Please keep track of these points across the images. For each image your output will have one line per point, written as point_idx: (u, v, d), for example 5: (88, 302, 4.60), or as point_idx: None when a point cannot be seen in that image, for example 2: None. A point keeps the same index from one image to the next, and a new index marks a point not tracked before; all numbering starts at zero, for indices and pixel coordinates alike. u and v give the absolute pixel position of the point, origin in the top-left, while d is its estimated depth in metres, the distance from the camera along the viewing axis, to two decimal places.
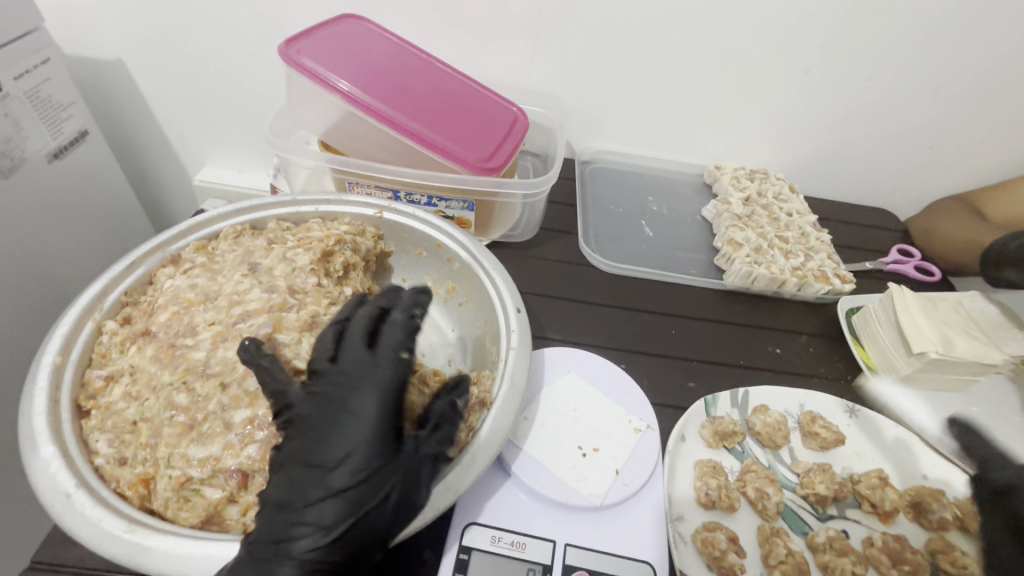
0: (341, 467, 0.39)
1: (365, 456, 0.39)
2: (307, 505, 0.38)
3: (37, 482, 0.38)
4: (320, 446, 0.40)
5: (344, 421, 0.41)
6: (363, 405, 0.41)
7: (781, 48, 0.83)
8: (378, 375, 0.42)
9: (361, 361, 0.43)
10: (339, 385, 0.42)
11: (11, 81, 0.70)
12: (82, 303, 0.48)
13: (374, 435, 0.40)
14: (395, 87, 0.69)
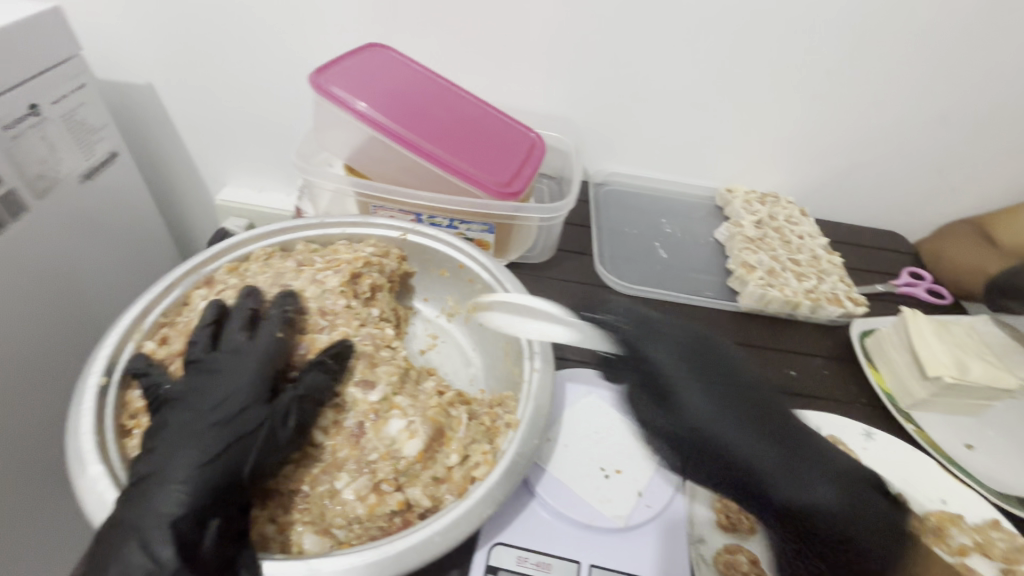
0: (187, 462, 0.40)
1: (213, 453, 0.40)
2: (158, 501, 0.38)
3: (86, 500, 0.39)
4: (182, 441, 0.41)
5: (211, 419, 0.42)
6: (218, 405, 0.43)
7: (790, 76, 0.85)
8: (230, 380, 0.44)
9: (232, 366, 0.45)
10: (191, 387, 0.44)
11: (50, 106, 0.73)
12: (123, 324, 0.49)
13: (230, 435, 0.41)
14: (419, 114, 0.71)
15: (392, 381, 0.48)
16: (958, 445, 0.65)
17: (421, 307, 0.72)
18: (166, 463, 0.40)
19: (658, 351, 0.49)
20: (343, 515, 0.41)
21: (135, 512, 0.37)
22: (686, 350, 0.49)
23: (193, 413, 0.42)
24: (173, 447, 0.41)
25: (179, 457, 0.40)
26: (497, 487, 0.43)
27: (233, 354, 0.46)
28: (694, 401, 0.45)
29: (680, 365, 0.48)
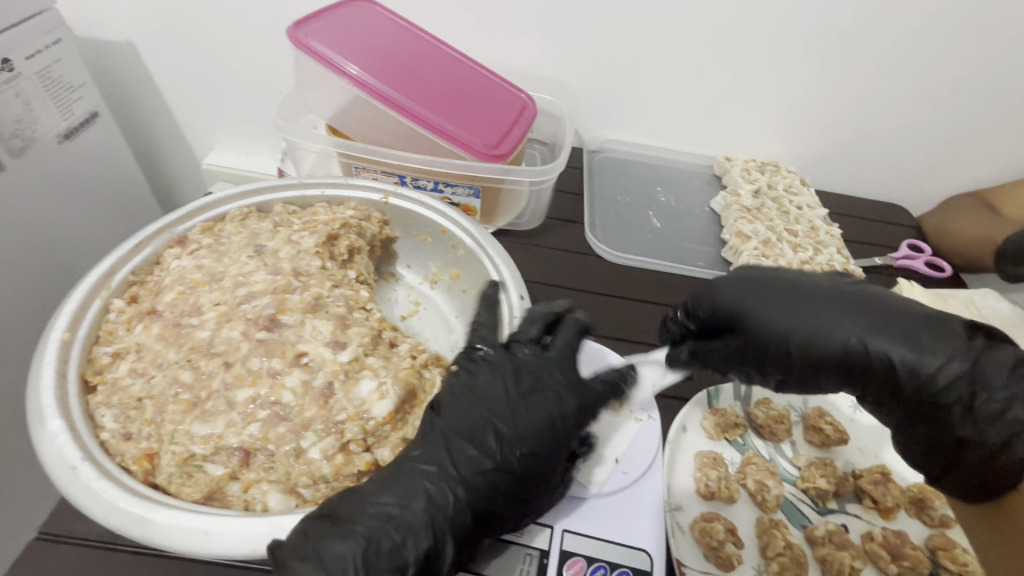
0: (477, 487, 0.42)
1: (523, 486, 0.43)
2: (405, 518, 0.39)
3: (45, 454, 0.38)
4: (482, 464, 0.43)
5: (520, 449, 0.44)
6: (546, 435, 0.45)
7: (797, 38, 0.81)
8: (537, 409, 0.46)
9: (532, 391, 0.46)
10: (483, 408, 0.45)
11: (23, 60, 0.70)
12: (90, 281, 0.48)
13: (532, 472, 0.44)
14: (403, 71, 0.68)
15: (364, 342, 0.47)
16: None
17: (404, 274, 0.70)
18: (452, 476, 0.42)
19: (735, 304, 0.49)
20: (309, 475, 0.41)
21: (421, 524, 0.39)
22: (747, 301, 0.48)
23: (504, 432, 0.44)
24: (468, 467, 0.42)
25: (470, 478, 0.42)
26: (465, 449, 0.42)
27: (548, 383, 0.47)
28: (765, 321, 0.46)
29: (751, 300, 0.48)
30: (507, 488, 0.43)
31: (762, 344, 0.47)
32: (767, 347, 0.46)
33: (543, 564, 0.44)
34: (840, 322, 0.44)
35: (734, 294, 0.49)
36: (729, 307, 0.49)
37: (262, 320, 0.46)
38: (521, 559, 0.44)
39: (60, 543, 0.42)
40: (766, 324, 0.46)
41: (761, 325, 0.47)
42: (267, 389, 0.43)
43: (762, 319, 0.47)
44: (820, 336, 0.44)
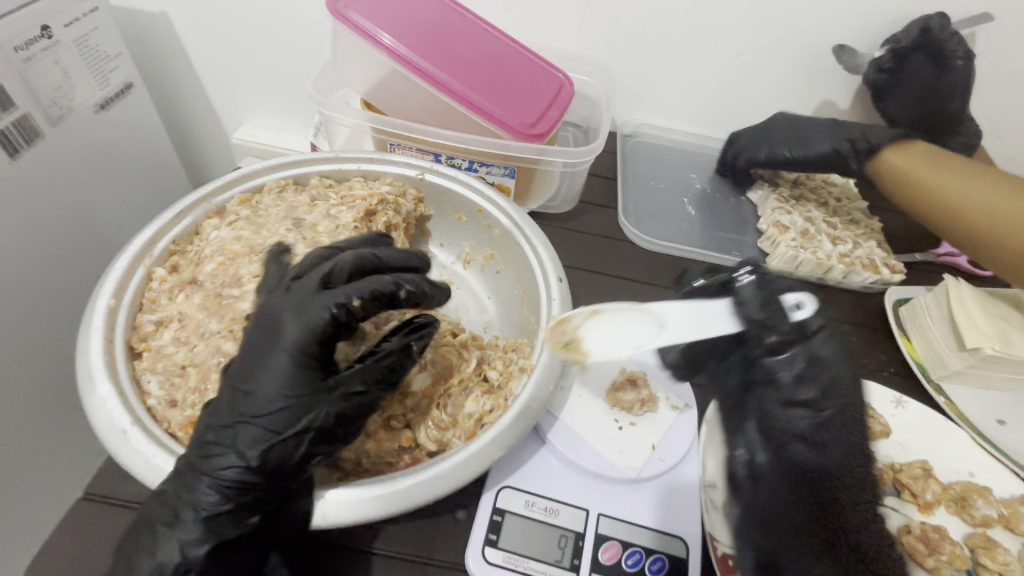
0: (225, 456, 0.37)
1: (274, 439, 0.37)
2: (175, 502, 0.37)
3: (95, 417, 0.38)
4: (235, 425, 0.38)
5: (259, 405, 0.38)
6: (273, 381, 0.38)
7: (848, 24, 0.77)
8: (264, 361, 0.39)
9: (270, 339, 0.39)
10: (249, 365, 0.39)
11: (62, 28, 0.69)
12: (134, 248, 0.49)
13: (280, 419, 0.38)
14: (440, 41, 0.66)
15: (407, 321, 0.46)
16: (990, 420, 0.61)
17: (437, 252, 0.70)
18: (199, 452, 0.38)
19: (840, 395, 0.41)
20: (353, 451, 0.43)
21: (176, 501, 0.37)
22: (838, 412, 0.40)
23: (246, 389, 0.39)
24: (226, 427, 0.38)
25: (220, 447, 0.38)
26: (508, 430, 0.43)
27: (280, 327, 0.39)
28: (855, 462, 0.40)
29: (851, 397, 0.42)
30: (262, 442, 0.37)
31: (853, 480, 0.39)
32: (849, 468, 0.39)
33: (577, 546, 0.44)
34: (839, 440, 0.40)
35: (850, 409, 0.41)
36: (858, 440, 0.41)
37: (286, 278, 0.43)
38: (555, 539, 0.44)
39: (107, 504, 0.43)
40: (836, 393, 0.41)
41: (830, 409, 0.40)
42: None
43: (846, 448, 0.40)
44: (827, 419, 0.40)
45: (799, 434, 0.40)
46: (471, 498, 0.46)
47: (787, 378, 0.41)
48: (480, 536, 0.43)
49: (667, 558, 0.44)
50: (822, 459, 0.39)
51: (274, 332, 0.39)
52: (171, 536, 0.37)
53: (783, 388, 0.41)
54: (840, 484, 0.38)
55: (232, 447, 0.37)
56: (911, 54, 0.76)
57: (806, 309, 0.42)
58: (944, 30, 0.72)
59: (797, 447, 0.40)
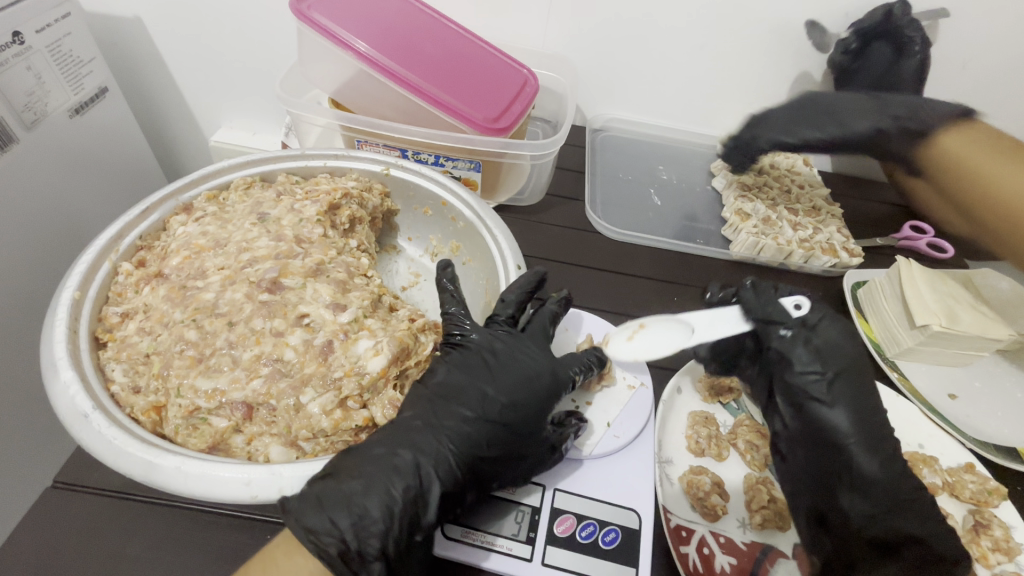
0: (452, 449, 0.44)
1: (504, 436, 0.45)
2: (379, 486, 0.40)
3: (58, 403, 0.40)
4: (450, 413, 0.45)
5: (497, 405, 0.46)
6: (525, 393, 0.47)
7: (803, 16, 0.80)
8: (523, 366, 0.49)
9: (511, 351, 0.50)
10: (455, 370, 0.48)
11: (34, 34, 0.70)
12: (100, 243, 0.50)
13: (516, 421, 0.46)
14: (404, 40, 0.68)
15: (364, 305, 0.49)
16: (942, 395, 0.64)
17: (406, 246, 0.72)
18: (423, 445, 0.43)
19: (841, 343, 0.49)
20: (309, 428, 0.43)
21: (375, 489, 0.39)
22: (844, 374, 0.48)
23: (494, 394, 0.46)
24: (440, 418, 0.45)
25: (448, 441, 0.44)
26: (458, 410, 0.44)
27: (536, 351, 0.51)
28: (866, 418, 0.47)
29: (850, 361, 0.49)
30: (491, 427, 0.45)
31: (865, 427, 0.47)
32: (863, 421, 0.47)
33: (534, 520, 0.45)
34: (847, 401, 0.48)
35: (856, 367, 0.49)
36: (868, 390, 0.48)
37: (265, 282, 0.48)
38: (512, 513, 0.46)
39: (73, 492, 0.44)
40: (833, 358, 0.49)
41: (829, 368, 0.49)
42: (270, 346, 0.45)
43: (852, 403, 0.48)
44: (828, 387, 0.48)
45: (811, 397, 0.48)
46: None
47: (799, 359, 0.49)
48: None
49: (620, 529, 0.45)
50: (835, 418, 0.47)
51: (525, 350, 0.50)
52: (342, 524, 0.37)
53: (793, 367, 0.49)
54: (852, 440, 0.46)
55: (462, 439, 0.44)
56: (875, 38, 0.78)
57: (802, 308, 0.50)
58: (904, 17, 0.75)
59: (814, 412, 0.48)
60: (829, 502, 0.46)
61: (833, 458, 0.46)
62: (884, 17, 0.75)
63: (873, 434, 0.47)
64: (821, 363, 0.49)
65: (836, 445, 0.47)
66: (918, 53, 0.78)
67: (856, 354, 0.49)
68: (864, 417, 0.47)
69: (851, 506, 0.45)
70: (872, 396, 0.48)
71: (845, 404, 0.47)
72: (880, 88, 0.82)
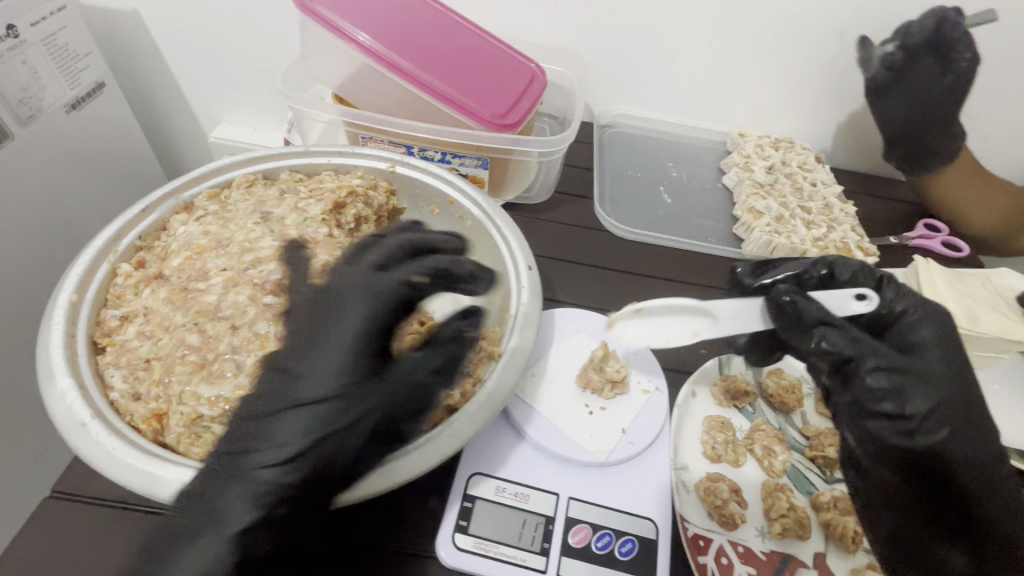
0: (274, 453, 0.36)
1: (332, 425, 0.37)
2: (210, 514, 0.35)
3: (56, 411, 0.38)
4: (256, 433, 0.37)
5: (314, 392, 0.38)
6: (327, 372, 0.39)
7: (816, 9, 0.78)
8: (328, 348, 0.40)
9: (309, 334, 0.40)
10: (297, 348, 0.40)
11: (29, 27, 0.68)
12: (98, 244, 0.48)
13: (336, 405, 0.38)
14: (409, 34, 0.66)
15: None
16: None
17: None
18: (246, 450, 0.37)
19: (930, 359, 0.42)
20: None
21: (209, 516, 0.35)
22: (944, 407, 0.39)
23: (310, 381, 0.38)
24: (247, 439, 0.37)
25: (270, 444, 0.37)
26: (471, 417, 0.42)
27: (347, 305, 0.41)
28: (967, 445, 0.40)
29: (943, 380, 0.41)
30: (302, 437, 0.37)
31: (968, 458, 0.40)
32: (965, 452, 0.40)
33: (548, 530, 0.44)
34: (953, 435, 0.39)
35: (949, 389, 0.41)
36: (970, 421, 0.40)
37: (269, 284, 0.46)
38: (526, 523, 0.44)
39: (72, 502, 0.42)
40: (926, 380, 0.40)
41: (928, 395, 0.39)
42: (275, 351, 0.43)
43: (956, 432, 0.40)
44: (935, 420, 0.39)
45: (905, 433, 0.39)
46: (443, 485, 0.46)
47: (870, 388, 0.40)
48: (450, 522, 0.44)
49: (637, 539, 0.44)
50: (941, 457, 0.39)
51: (333, 315, 0.41)
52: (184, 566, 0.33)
53: (866, 403, 0.40)
54: (957, 475, 0.40)
55: (281, 438, 0.37)
56: (921, 51, 0.73)
57: (866, 302, 0.45)
58: (954, 29, 0.70)
59: (896, 454, 0.40)
60: (924, 551, 0.40)
61: (939, 500, 0.40)
62: (935, 26, 0.70)
63: (972, 463, 0.40)
64: (912, 393, 0.39)
65: (939, 492, 0.40)
66: (963, 69, 0.72)
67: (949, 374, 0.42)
68: (966, 448, 0.40)
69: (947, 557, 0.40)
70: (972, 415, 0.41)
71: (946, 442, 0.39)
72: (922, 110, 0.76)
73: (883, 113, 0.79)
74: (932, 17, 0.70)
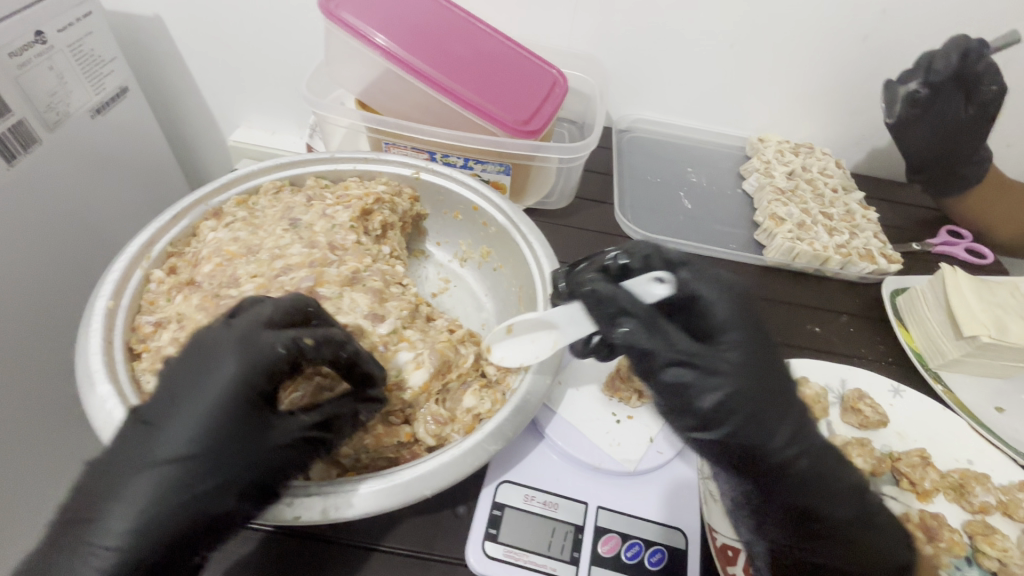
0: (125, 521, 0.33)
1: (190, 491, 0.34)
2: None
3: (96, 418, 0.39)
4: (104, 500, 0.34)
5: (155, 455, 0.35)
6: (199, 435, 0.35)
7: (839, 14, 0.77)
8: (192, 404, 0.36)
9: (183, 385, 0.37)
10: (168, 396, 0.37)
11: (56, 33, 0.69)
12: (132, 251, 0.49)
13: (184, 471, 0.34)
14: (432, 40, 0.66)
15: (403, 315, 0.49)
16: (988, 408, 0.62)
17: (434, 251, 0.70)
18: (98, 512, 0.34)
19: (738, 353, 0.39)
20: (351, 444, 0.43)
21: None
22: (740, 395, 0.37)
23: (166, 445, 0.35)
24: (97, 502, 0.34)
25: (120, 509, 0.33)
26: (506, 423, 0.43)
27: (218, 362, 0.37)
28: (801, 455, 0.38)
29: (768, 383, 0.39)
30: (139, 510, 0.33)
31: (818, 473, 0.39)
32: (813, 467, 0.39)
33: (577, 539, 0.44)
34: (785, 448, 0.38)
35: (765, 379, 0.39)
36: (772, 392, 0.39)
37: (302, 291, 0.46)
38: (555, 532, 0.44)
39: None
40: (745, 379, 0.38)
41: (745, 398, 0.37)
42: None
43: (795, 441, 0.38)
44: (762, 430, 0.38)
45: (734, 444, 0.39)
46: (471, 493, 0.46)
47: (672, 379, 0.38)
48: (480, 530, 0.44)
49: (666, 549, 0.44)
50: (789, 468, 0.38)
51: (209, 370, 0.37)
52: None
53: (670, 395, 0.39)
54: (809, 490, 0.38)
55: (143, 505, 0.33)
56: (947, 85, 0.72)
57: (665, 284, 0.41)
58: (979, 59, 0.70)
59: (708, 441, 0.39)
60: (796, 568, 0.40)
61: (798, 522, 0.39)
62: (959, 60, 0.69)
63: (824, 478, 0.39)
64: (726, 390, 0.37)
65: (795, 496, 0.39)
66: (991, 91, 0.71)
67: (760, 367, 0.39)
68: (808, 456, 0.39)
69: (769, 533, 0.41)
70: (800, 414, 0.40)
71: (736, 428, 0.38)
72: (946, 137, 0.76)
73: (906, 143, 0.79)
74: (955, 50, 0.69)
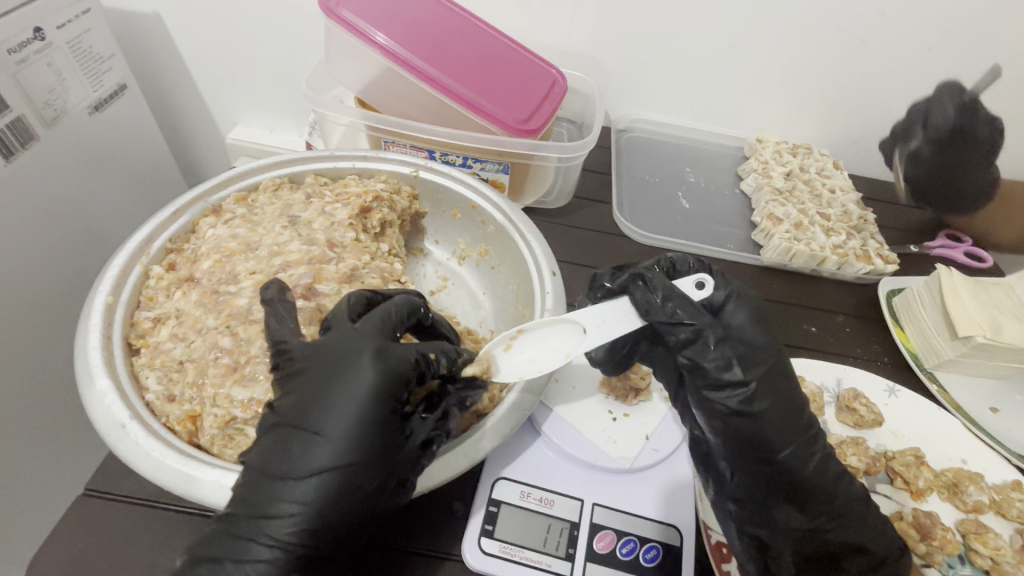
0: (291, 519, 0.35)
1: (348, 490, 0.36)
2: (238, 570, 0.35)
3: (95, 412, 0.39)
4: (271, 500, 0.35)
5: (310, 459, 0.36)
6: (351, 438, 0.36)
7: (837, 15, 0.78)
8: (337, 408, 0.37)
9: (325, 391, 0.38)
10: (302, 400, 0.38)
11: (55, 30, 0.69)
12: (131, 246, 0.49)
13: (341, 471, 0.36)
14: (432, 39, 0.67)
15: None
16: (982, 407, 0.62)
17: (432, 249, 0.71)
18: (263, 508, 0.35)
19: (757, 340, 0.44)
20: None
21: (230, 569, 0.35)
22: (763, 373, 0.43)
23: (318, 449, 0.36)
24: (262, 501, 0.36)
25: (282, 508, 0.35)
26: (504, 421, 0.44)
27: (356, 367, 0.38)
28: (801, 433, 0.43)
29: (780, 372, 0.44)
30: (304, 509, 0.35)
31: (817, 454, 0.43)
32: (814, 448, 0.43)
33: (573, 536, 0.44)
34: (792, 424, 0.43)
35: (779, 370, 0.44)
36: (793, 389, 0.44)
37: (300, 288, 0.47)
38: (551, 528, 0.45)
39: (106, 501, 0.43)
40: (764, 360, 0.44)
41: (764, 376, 0.43)
42: None
43: (799, 419, 0.43)
44: (774, 405, 0.43)
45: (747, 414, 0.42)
46: (468, 491, 0.47)
47: (715, 365, 0.43)
48: (476, 527, 0.44)
49: (661, 546, 0.44)
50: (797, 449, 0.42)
51: (348, 375, 0.38)
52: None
53: (711, 375, 0.43)
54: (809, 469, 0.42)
55: (305, 503, 0.35)
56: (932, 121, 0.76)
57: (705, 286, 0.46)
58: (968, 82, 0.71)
59: (740, 423, 0.42)
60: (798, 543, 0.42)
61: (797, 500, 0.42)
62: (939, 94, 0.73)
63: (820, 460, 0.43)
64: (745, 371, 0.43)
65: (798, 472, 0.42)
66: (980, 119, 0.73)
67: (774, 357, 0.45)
68: (807, 438, 0.43)
69: (791, 523, 0.42)
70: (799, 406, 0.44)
71: (773, 410, 0.42)
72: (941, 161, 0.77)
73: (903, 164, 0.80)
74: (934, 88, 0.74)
